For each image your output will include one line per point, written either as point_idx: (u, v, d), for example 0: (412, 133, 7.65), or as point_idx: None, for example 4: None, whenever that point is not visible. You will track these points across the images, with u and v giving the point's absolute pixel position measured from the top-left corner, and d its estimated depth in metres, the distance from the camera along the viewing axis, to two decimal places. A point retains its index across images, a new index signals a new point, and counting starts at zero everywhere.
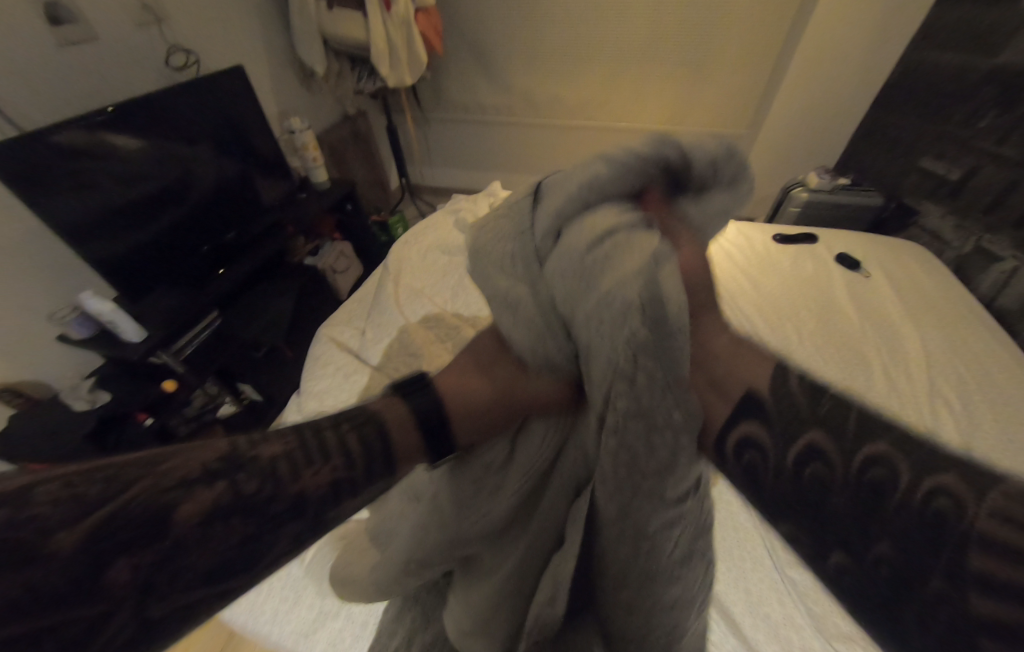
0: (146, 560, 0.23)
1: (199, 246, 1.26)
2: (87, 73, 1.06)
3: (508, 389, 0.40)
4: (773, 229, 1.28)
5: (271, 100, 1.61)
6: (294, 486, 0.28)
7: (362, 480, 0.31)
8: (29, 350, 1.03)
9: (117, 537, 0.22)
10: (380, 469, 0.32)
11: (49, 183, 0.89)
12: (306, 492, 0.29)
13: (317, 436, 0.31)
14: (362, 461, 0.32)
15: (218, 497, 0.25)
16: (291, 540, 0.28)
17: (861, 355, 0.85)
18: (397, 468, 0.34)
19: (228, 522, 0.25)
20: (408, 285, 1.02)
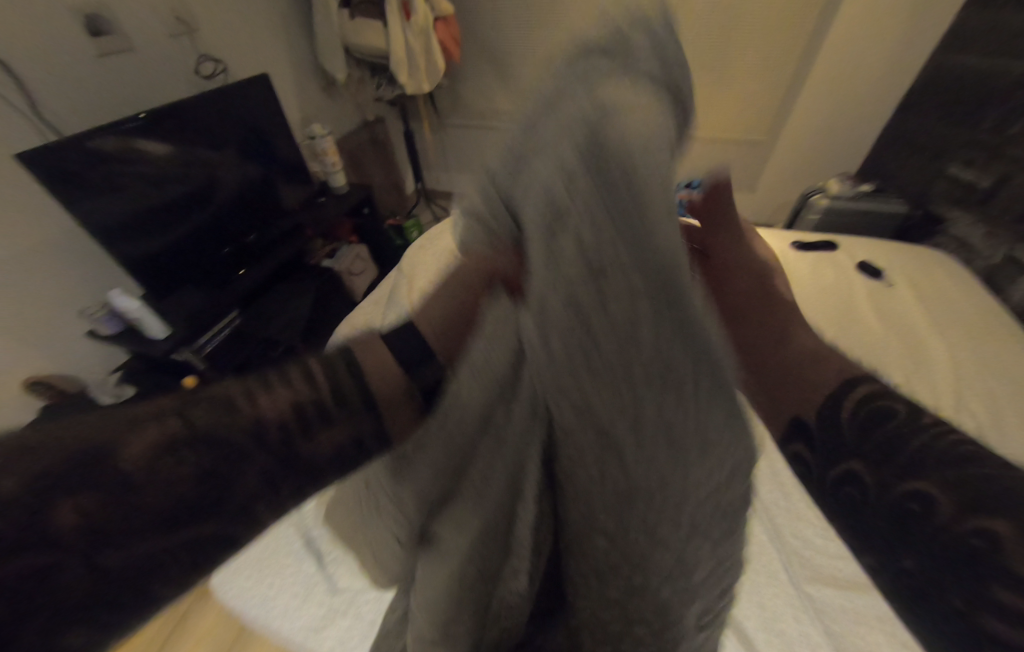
0: (93, 502, 0.22)
1: (223, 247, 1.31)
2: (123, 81, 1.12)
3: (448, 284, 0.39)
4: (792, 236, 1.26)
5: (294, 107, 1.66)
6: (249, 409, 0.27)
7: (335, 405, 0.30)
8: (61, 344, 1.08)
9: (62, 477, 0.22)
10: (346, 400, 0.31)
11: (87, 185, 0.94)
12: (263, 417, 0.28)
13: (278, 374, 0.30)
14: (325, 388, 0.31)
15: (171, 431, 0.25)
16: (260, 476, 0.26)
17: (884, 366, 0.82)
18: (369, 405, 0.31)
19: (181, 455, 0.24)
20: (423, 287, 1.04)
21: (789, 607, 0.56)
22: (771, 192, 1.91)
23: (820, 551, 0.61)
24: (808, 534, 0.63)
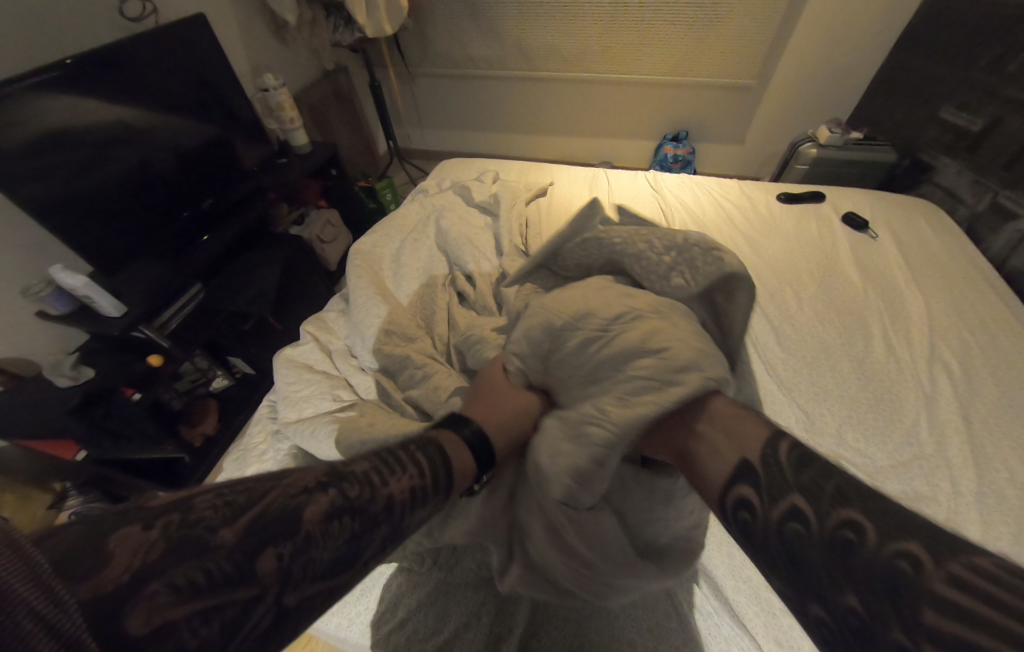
0: (212, 592, 0.26)
1: (179, 214, 1.22)
2: (33, 24, 0.97)
3: (516, 418, 0.53)
4: (778, 188, 1.22)
5: (241, 55, 1.50)
6: (328, 498, 0.33)
7: (361, 495, 0.35)
8: (6, 325, 1.00)
9: (197, 595, 0.26)
10: (357, 491, 0.35)
11: (14, 152, 0.83)
12: (306, 516, 0.31)
13: (391, 458, 0.40)
14: (359, 488, 0.35)
15: (292, 516, 0.31)
16: (267, 590, 0.28)
17: (863, 321, 0.82)
18: (372, 498, 0.35)
19: (213, 596, 0.26)
20: (398, 254, 0.98)
21: (721, 627, 0.52)
22: (758, 142, 1.84)
23: None
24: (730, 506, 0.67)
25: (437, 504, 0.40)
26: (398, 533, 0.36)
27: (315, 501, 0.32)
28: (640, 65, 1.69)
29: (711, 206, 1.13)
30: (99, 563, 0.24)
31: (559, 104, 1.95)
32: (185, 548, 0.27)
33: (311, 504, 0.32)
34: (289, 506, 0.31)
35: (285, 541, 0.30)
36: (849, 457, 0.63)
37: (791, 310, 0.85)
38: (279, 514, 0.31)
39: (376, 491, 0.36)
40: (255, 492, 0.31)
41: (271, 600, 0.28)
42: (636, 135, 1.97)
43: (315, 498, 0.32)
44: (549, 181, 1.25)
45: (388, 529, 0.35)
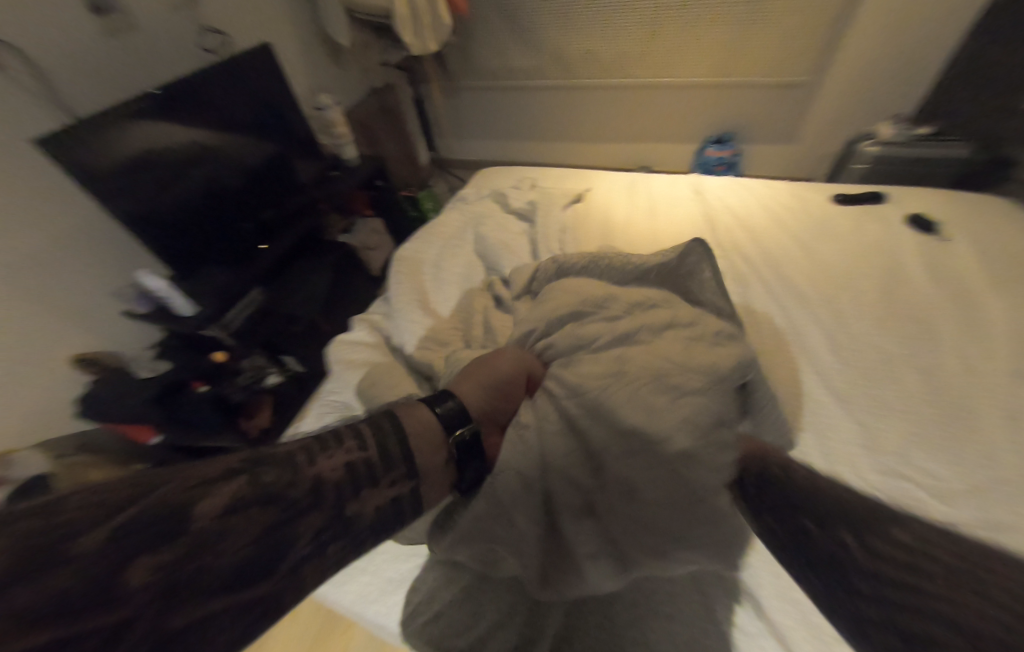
0: (78, 607, 0.27)
1: (242, 224, 1.33)
2: (131, 60, 1.12)
3: (492, 385, 0.55)
4: (834, 188, 1.15)
5: (301, 78, 1.64)
6: (225, 494, 0.34)
7: (267, 489, 0.35)
8: (98, 322, 1.14)
9: (59, 613, 0.26)
10: (260, 486, 0.35)
11: (109, 170, 0.95)
12: (196, 517, 0.32)
13: (308, 448, 0.40)
14: (265, 483, 0.36)
15: (178, 519, 0.31)
16: (147, 601, 0.28)
17: (933, 330, 0.75)
18: (280, 491, 0.36)
19: (76, 614, 0.26)
20: (440, 260, 1.02)
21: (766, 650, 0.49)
22: (811, 142, 1.74)
23: None
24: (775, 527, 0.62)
25: (363, 492, 0.40)
26: (324, 518, 0.37)
27: (211, 499, 0.33)
28: (681, 67, 1.66)
29: (757, 209, 1.09)
30: None
31: (596, 111, 1.94)
32: (51, 558, 0.28)
33: (203, 505, 0.33)
34: (179, 505, 0.32)
35: (169, 548, 0.30)
36: (916, 478, 0.58)
37: (847, 317, 0.80)
38: (166, 514, 0.32)
39: (298, 474, 0.38)
40: (142, 492, 0.33)
41: (150, 616, 0.28)
42: (676, 138, 1.93)
43: (213, 494, 0.34)
44: (587, 187, 1.25)
45: (299, 522, 0.36)
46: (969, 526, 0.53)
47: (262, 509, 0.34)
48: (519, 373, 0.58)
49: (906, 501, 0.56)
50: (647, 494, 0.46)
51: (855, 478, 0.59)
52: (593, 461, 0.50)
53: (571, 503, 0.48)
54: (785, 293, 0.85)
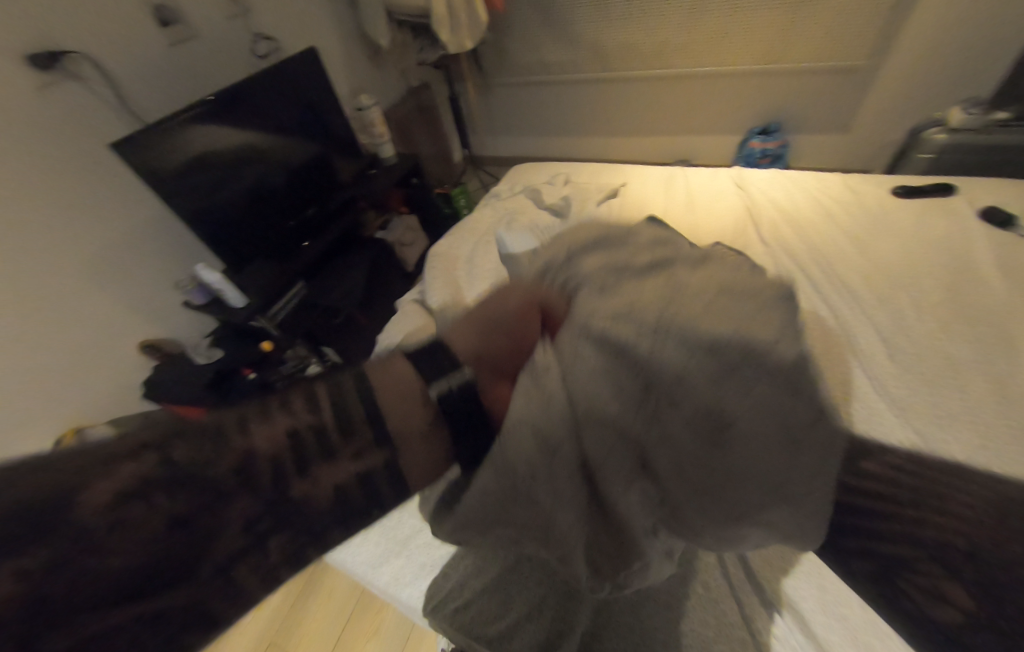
0: None
1: (287, 221, 1.41)
2: (193, 67, 1.20)
3: (484, 318, 0.37)
4: (894, 180, 1.06)
5: (343, 79, 1.70)
6: (120, 479, 0.24)
7: (177, 474, 0.25)
8: (162, 311, 1.24)
9: None
10: (171, 467, 0.25)
11: (172, 172, 1.03)
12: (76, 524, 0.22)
13: (241, 411, 0.29)
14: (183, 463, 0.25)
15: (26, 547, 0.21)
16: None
17: (1008, 334, 0.69)
18: (210, 466, 0.26)
19: None
20: (473, 256, 1.03)
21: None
22: (869, 131, 1.62)
23: None
24: None
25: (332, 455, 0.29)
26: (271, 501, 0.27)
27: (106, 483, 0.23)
28: (724, 55, 1.59)
29: (806, 203, 1.03)
30: None
31: (632, 103, 1.90)
32: None
33: (86, 513, 0.22)
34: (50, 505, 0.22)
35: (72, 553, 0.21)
36: None
37: (907, 319, 0.74)
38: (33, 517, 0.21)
39: (221, 446, 0.26)
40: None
41: None
42: (717, 130, 1.85)
43: (115, 474, 0.24)
44: (622, 181, 1.23)
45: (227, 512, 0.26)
46: None
47: (172, 500, 0.24)
48: (524, 307, 0.37)
49: None
50: (737, 457, 0.26)
51: None
52: (651, 407, 0.27)
53: (641, 471, 0.28)
54: (832, 292, 0.81)
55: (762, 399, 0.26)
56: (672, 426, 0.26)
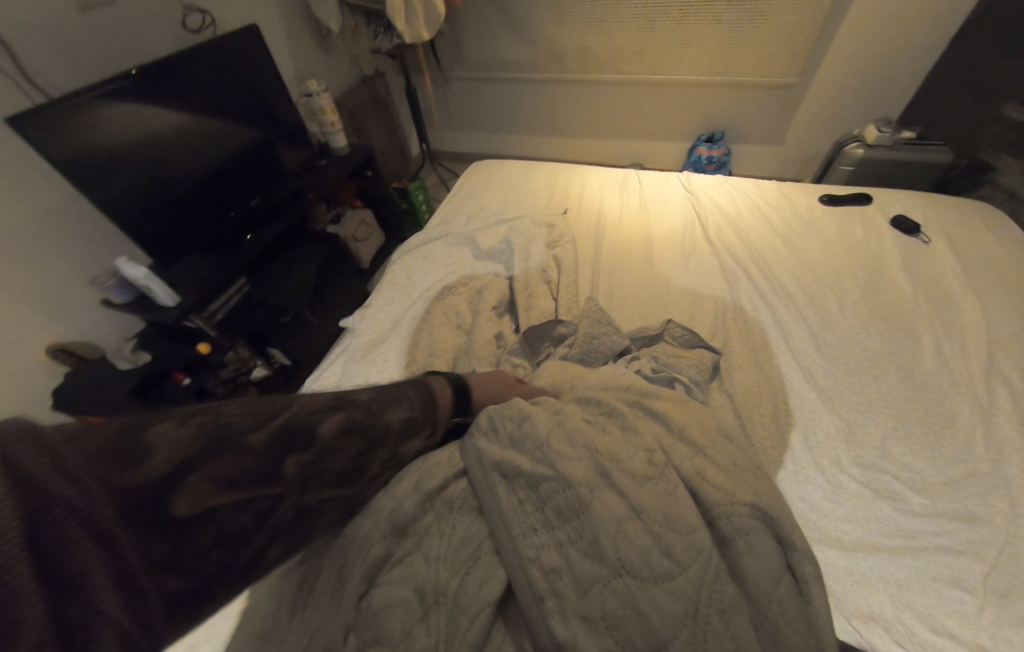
0: (251, 523, 0.31)
1: (226, 213, 1.29)
2: (109, 37, 1.07)
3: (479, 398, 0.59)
4: (821, 189, 1.17)
5: (288, 62, 1.59)
6: (339, 431, 0.38)
7: (368, 428, 0.41)
8: (71, 310, 1.10)
9: (213, 538, 0.29)
10: (363, 426, 0.40)
11: (88, 155, 0.92)
12: (325, 450, 0.36)
13: (384, 397, 0.45)
14: (364, 425, 0.40)
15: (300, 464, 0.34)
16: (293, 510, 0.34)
17: (912, 329, 0.78)
18: (375, 430, 0.41)
19: (236, 519, 0.30)
20: (370, 315, 0.94)
21: None
22: (799, 143, 1.77)
23: (831, 517, 0.57)
24: (813, 498, 0.58)
25: (424, 434, 0.49)
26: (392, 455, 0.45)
27: (336, 416, 0.38)
28: (674, 64, 1.66)
29: (747, 208, 1.10)
30: (143, 456, 0.26)
31: (589, 104, 1.93)
32: (199, 466, 0.28)
33: (324, 433, 0.36)
34: (311, 428, 0.36)
35: (304, 463, 0.35)
36: (897, 475, 0.60)
37: (832, 317, 0.81)
38: (304, 434, 0.35)
39: (380, 415, 0.43)
40: (278, 425, 0.34)
41: (292, 501, 0.34)
42: (669, 136, 1.94)
43: (341, 419, 0.38)
44: (579, 182, 1.25)
45: (376, 459, 0.42)
46: (941, 514, 0.56)
47: (352, 446, 0.39)
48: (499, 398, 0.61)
49: (882, 494, 0.58)
50: (639, 515, 0.42)
51: (836, 470, 0.61)
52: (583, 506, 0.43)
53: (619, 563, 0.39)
54: (768, 293, 0.87)
55: (646, 481, 0.46)
56: (605, 514, 0.42)
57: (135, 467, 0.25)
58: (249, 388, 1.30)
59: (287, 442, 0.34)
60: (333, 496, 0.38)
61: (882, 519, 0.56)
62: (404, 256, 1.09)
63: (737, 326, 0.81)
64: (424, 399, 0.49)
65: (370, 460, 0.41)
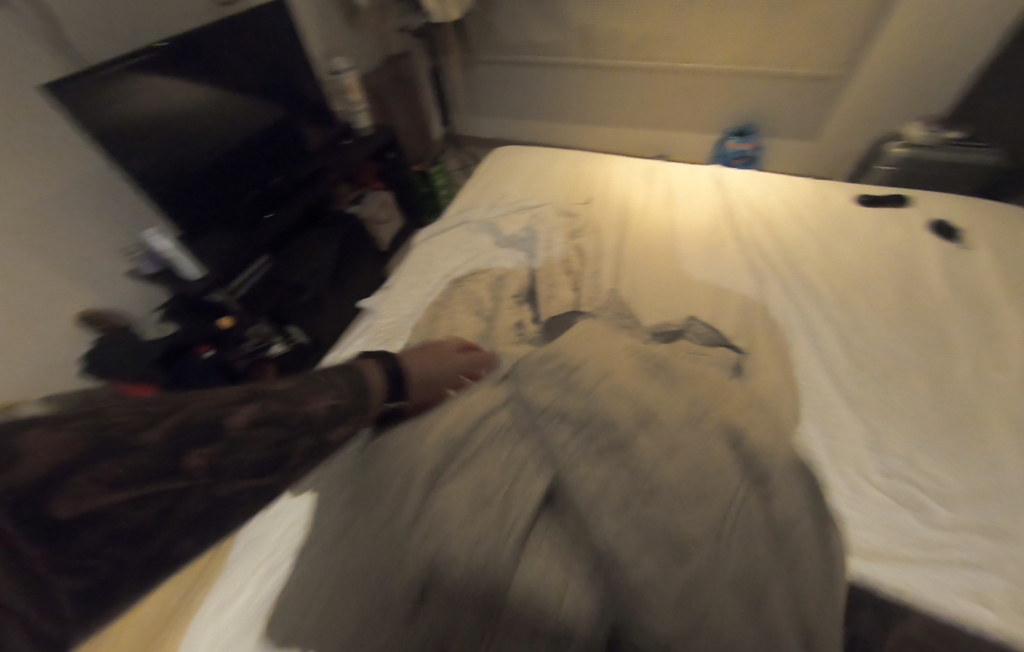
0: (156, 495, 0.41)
1: (250, 190, 1.30)
2: (143, 8, 1.07)
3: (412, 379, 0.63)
4: (858, 188, 1.13)
5: (317, 39, 1.58)
6: (231, 426, 0.44)
7: (273, 423, 0.47)
8: (102, 279, 1.13)
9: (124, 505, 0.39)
10: (269, 422, 0.47)
11: (119, 126, 0.93)
12: (223, 442, 0.44)
13: (297, 391, 0.50)
14: (270, 421, 0.47)
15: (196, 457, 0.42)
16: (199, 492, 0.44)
17: (947, 337, 0.75)
18: (283, 425, 0.48)
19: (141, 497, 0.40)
20: (391, 297, 0.95)
21: None
22: (835, 140, 1.70)
23: (851, 523, 0.56)
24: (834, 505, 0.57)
25: (349, 425, 0.54)
26: (315, 445, 0.51)
27: (238, 413, 0.45)
28: (708, 53, 1.61)
29: (779, 205, 1.07)
30: (22, 459, 0.34)
31: (616, 92, 1.89)
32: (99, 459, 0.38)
33: (223, 428, 0.44)
34: (207, 422, 0.43)
35: (204, 451, 0.43)
36: (923, 485, 0.58)
37: (864, 321, 0.79)
38: (199, 429, 0.43)
39: (293, 410, 0.49)
40: (172, 423, 0.42)
41: (195, 487, 0.43)
42: (698, 127, 1.89)
43: (238, 415, 0.45)
44: (605, 171, 1.23)
45: (287, 449, 0.49)
46: (967, 529, 0.54)
47: (255, 435, 0.46)
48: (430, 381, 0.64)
49: (907, 503, 0.57)
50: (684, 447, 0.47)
51: (860, 476, 0.60)
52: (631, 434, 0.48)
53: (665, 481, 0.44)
54: (798, 293, 0.85)
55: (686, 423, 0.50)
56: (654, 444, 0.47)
57: (11, 470, 0.34)
58: (267, 367, 1.29)
59: (178, 439, 0.41)
60: (245, 474, 0.47)
61: (903, 528, 0.55)
62: (426, 240, 1.09)
63: (764, 325, 0.79)
64: (346, 390, 0.54)
65: (282, 446, 0.48)
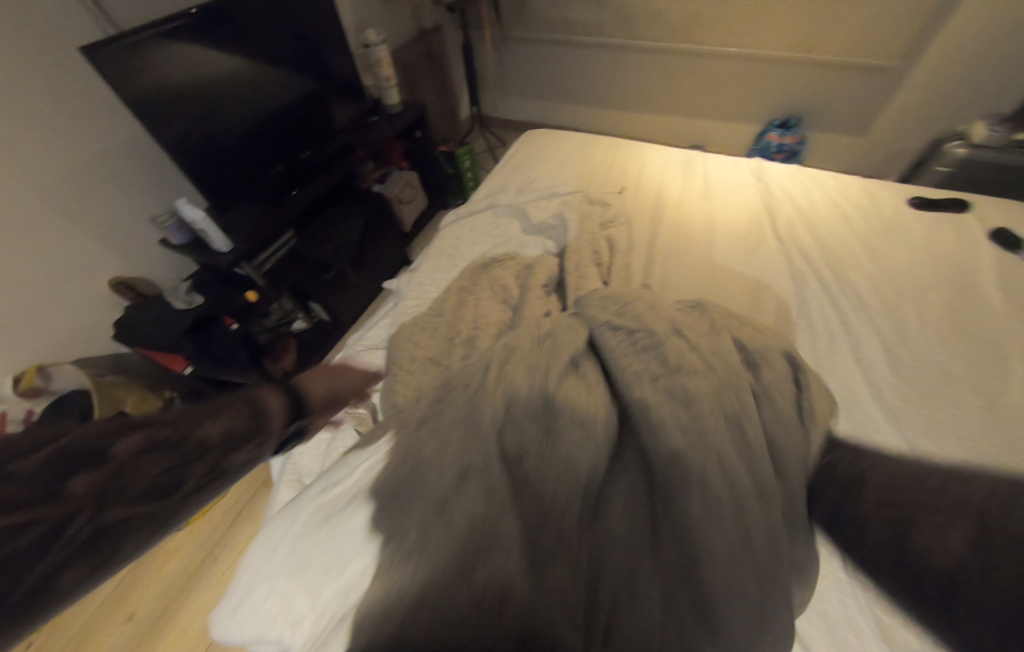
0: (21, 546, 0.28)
1: (276, 164, 1.29)
2: None
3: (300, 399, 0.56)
4: (913, 189, 1.06)
5: (349, 9, 1.54)
6: (121, 448, 0.34)
7: (174, 445, 0.37)
8: (133, 246, 1.14)
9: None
10: (169, 444, 0.37)
11: (149, 94, 0.92)
12: (117, 463, 0.33)
13: (193, 415, 0.40)
14: (169, 442, 0.37)
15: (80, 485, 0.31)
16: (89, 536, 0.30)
17: (1002, 354, 0.71)
18: (186, 445, 0.37)
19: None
20: (416, 279, 0.94)
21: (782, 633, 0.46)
22: (887, 136, 1.60)
23: None
24: None
25: (260, 448, 0.44)
26: (217, 470, 0.39)
27: (123, 437, 0.35)
28: (757, 37, 1.51)
29: (826, 204, 1.01)
30: None
31: (654, 77, 1.80)
32: None
33: (115, 450, 0.34)
34: (90, 447, 0.33)
35: (84, 476, 0.31)
36: None
37: (911, 331, 0.75)
38: (79, 454, 0.32)
39: (184, 436, 0.38)
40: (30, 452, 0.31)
41: (88, 517, 0.30)
42: (739, 117, 1.80)
43: (125, 438, 0.35)
44: (641, 159, 1.18)
45: (200, 473, 0.37)
46: None
47: (154, 458, 0.35)
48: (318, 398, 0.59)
49: None
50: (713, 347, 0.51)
51: None
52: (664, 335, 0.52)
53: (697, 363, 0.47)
54: (841, 297, 0.80)
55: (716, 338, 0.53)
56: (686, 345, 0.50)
57: None
58: (290, 339, 1.40)
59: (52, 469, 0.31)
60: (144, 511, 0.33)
61: None
62: (453, 221, 1.07)
63: (803, 329, 0.76)
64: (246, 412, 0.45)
65: (186, 474, 0.36)
